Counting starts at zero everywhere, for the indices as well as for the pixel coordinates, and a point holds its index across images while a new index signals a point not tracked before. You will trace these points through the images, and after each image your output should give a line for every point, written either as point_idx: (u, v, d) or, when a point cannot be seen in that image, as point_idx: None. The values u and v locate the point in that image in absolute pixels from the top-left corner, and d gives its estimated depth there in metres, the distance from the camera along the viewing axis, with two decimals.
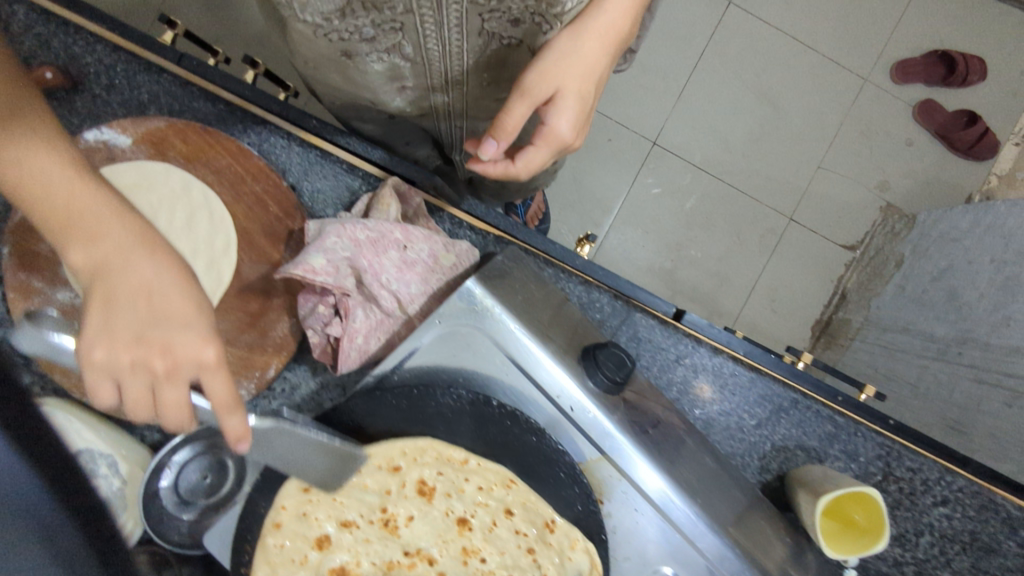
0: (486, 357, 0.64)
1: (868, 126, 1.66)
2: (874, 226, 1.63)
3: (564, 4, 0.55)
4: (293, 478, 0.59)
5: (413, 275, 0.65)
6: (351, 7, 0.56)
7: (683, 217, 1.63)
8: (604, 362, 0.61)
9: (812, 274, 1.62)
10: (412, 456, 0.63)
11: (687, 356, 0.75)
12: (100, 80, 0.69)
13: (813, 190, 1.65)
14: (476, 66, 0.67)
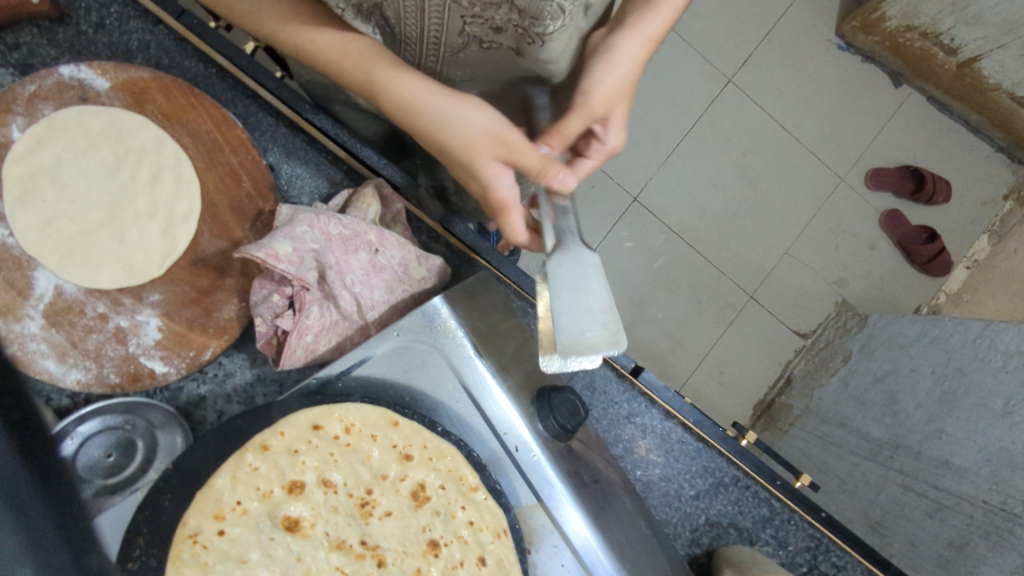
0: (438, 380, 0.61)
1: (837, 224, 1.73)
2: (827, 319, 1.68)
3: (545, 25, 0.57)
4: (311, 412, 0.53)
5: (379, 281, 0.63)
6: None
7: (650, 275, 1.65)
8: (559, 408, 0.60)
9: (763, 354, 1.66)
10: (429, 455, 0.55)
11: (637, 415, 0.74)
12: (89, 17, 0.66)
13: (776, 274, 1.69)
14: (453, 66, 0.67)
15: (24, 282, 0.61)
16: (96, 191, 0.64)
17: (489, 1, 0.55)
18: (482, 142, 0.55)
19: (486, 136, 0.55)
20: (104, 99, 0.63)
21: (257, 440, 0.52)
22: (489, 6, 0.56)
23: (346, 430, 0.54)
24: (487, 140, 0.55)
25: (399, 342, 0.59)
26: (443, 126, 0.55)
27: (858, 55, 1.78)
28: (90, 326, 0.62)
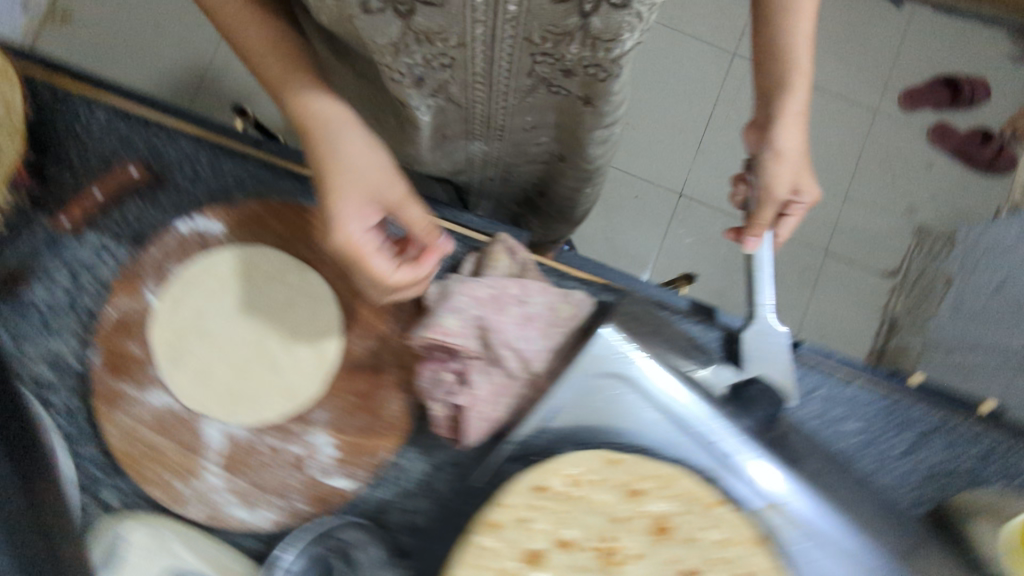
0: (630, 409, 0.56)
1: (887, 156, 1.68)
2: (911, 251, 1.62)
3: (618, 46, 0.61)
4: (526, 474, 0.52)
5: (535, 330, 0.62)
6: (406, 41, 0.63)
7: (720, 262, 1.61)
8: (757, 399, 0.60)
9: (858, 305, 1.60)
10: (659, 482, 0.51)
11: (817, 388, 0.70)
12: (183, 173, 0.69)
13: (844, 223, 1.65)
14: (520, 107, 0.75)
15: (197, 439, 0.62)
16: (233, 329, 0.63)
17: (563, 30, 0.59)
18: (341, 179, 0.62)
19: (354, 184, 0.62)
20: (224, 241, 0.66)
21: (483, 520, 0.50)
22: (558, 40, 0.60)
23: (570, 482, 0.52)
24: (368, 189, 0.63)
25: (588, 379, 0.57)
26: (342, 171, 0.62)
27: None
28: (268, 460, 0.62)
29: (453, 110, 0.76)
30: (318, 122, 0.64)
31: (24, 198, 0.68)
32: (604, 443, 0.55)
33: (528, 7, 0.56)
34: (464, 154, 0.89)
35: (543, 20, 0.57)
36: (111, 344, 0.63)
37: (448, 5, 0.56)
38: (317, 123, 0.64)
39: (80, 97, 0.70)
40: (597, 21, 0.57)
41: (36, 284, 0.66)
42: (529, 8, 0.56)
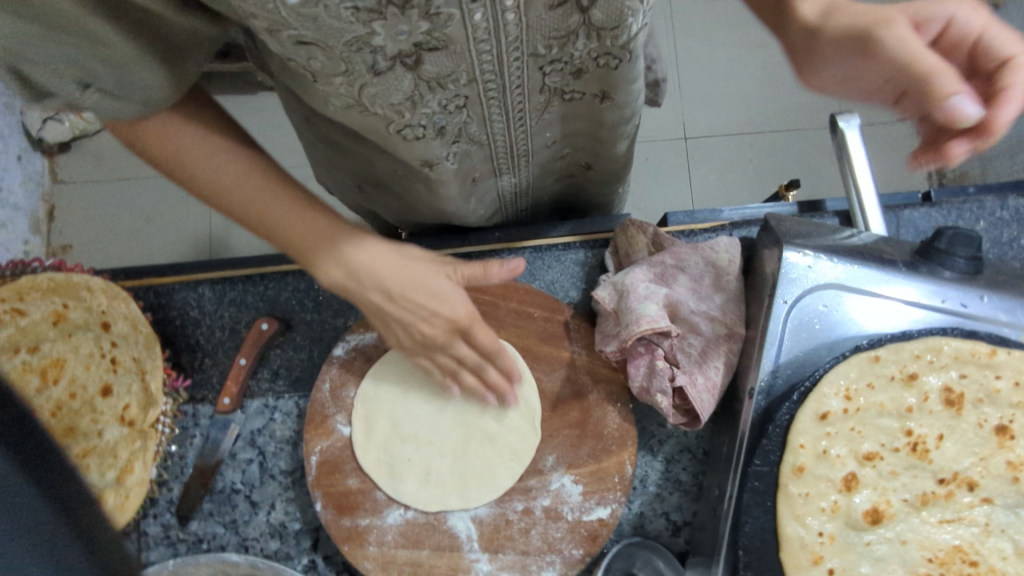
0: (848, 308, 0.55)
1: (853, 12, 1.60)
2: None
3: (633, 30, 0.44)
4: (809, 405, 0.52)
5: (709, 288, 0.61)
6: (418, 92, 0.46)
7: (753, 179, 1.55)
8: (954, 246, 0.54)
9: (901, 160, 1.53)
10: (929, 358, 0.53)
11: (980, 221, 0.69)
12: (306, 305, 0.71)
13: None
14: (541, 125, 0.57)
15: (449, 536, 0.60)
16: (442, 418, 0.66)
17: (564, 32, 0.43)
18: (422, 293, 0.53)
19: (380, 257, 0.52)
20: (380, 344, 0.67)
21: (791, 468, 0.51)
22: (565, 41, 0.44)
23: (845, 398, 0.53)
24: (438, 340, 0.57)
25: (792, 308, 0.55)
26: (351, 264, 0.50)
27: None
28: (524, 525, 0.60)
29: (469, 159, 0.59)
30: (307, 239, 0.49)
31: (183, 395, 0.69)
32: (852, 349, 0.54)
33: (527, 20, 0.41)
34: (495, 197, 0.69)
35: (545, 28, 0.42)
36: (326, 487, 0.62)
37: (455, 43, 0.41)
38: (297, 248, 0.50)
39: (181, 284, 0.72)
40: (597, 13, 0.42)
41: (227, 468, 0.68)
42: (529, 22, 0.41)
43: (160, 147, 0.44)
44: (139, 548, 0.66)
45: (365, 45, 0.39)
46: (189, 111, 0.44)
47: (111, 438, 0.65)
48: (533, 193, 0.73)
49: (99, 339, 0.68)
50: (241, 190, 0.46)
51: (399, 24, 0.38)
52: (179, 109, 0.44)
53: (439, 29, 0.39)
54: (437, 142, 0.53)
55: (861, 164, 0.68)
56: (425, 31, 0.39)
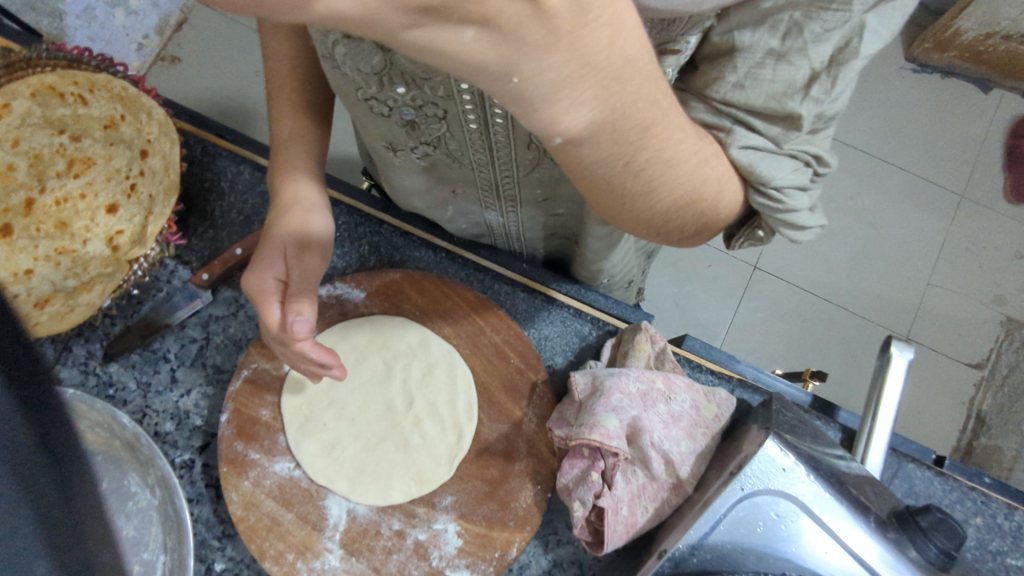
0: (797, 531, 0.52)
1: (973, 241, 1.53)
2: (999, 342, 1.49)
3: None
4: None
5: (681, 431, 0.58)
6: (389, 77, 0.45)
7: (794, 338, 1.49)
8: (933, 530, 0.51)
9: (940, 398, 1.47)
10: None
11: (977, 516, 0.64)
12: None
13: (926, 307, 1.51)
14: (528, 178, 0.55)
15: (318, 514, 0.59)
16: (373, 407, 0.66)
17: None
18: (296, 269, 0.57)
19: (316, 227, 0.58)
20: (362, 307, 0.66)
21: None
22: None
23: None
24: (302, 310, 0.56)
25: (745, 497, 0.52)
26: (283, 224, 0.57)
27: (936, 74, 1.60)
28: (389, 545, 0.58)
29: (448, 171, 0.59)
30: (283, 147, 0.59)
31: (171, 250, 0.69)
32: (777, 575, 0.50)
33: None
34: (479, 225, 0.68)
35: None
36: (240, 406, 0.61)
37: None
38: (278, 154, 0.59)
39: (228, 153, 0.72)
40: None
41: (170, 335, 0.68)
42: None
43: (270, 54, 0.55)
44: (55, 360, 0.66)
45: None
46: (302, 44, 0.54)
47: (91, 252, 0.67)
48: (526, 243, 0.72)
49: (131, 160, 0.69)
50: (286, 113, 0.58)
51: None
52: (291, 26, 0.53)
53: None
54: (406, 132, 0.53)
55: (891, 395, 0.64)
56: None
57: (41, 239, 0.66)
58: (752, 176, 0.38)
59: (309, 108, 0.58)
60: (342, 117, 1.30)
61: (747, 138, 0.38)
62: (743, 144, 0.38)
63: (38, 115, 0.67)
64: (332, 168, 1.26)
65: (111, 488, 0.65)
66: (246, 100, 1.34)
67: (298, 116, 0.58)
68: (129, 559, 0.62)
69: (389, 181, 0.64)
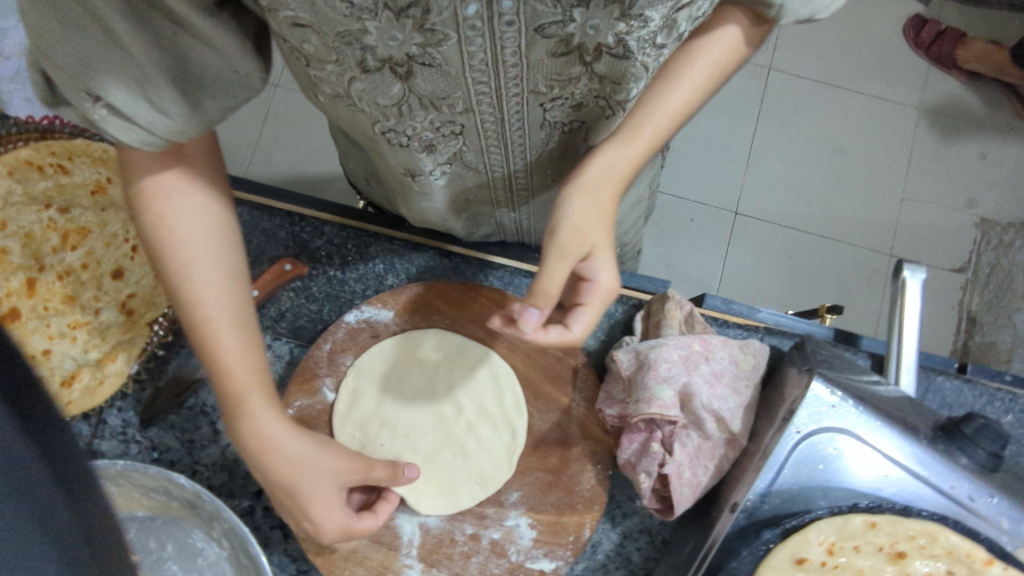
0: (852, 463, 0.54)
1: (937, 151, 1.58)
2: (978, 243, 1.54)
3: (631, 89, 0.46)
4: (787, 543, 0.52)
5: (725, 387, 0.60)
6: (409, 103, 0.45)
7: (785, 275, 1.53)
8: (980, 436, 0.53)
9: (932, 307, 1.52)
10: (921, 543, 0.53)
11: (1008, 413, 0.68)
12: (333, 260, 0.68)
13: (905, 221, 1.55)
14: (539, 157, 0.58)
15: (391, 534, 0.60)
16: (427, 421, 0.67)
17: (563, 77, 0.45)
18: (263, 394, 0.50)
19: (257, 356, 0.50)
20: (393, 327, 0.66)
21: None
22: (566, 82, 0.46)
23: (826, 550, 0.53)
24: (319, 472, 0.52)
25: (801, 438, 0.54)
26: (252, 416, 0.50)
27: None
28: (467, 550, 0.59)
29: (462, 179, 0.60)
30: (173, 256, 0.47)
31: None
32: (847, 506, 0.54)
33: (528, 62, 0.42)
34: (490, 223, 0.72)
35: (545, 69, 0.43)
36: None
37: (448, 63, 0.41)
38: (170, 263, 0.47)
39: None
40: (599, 68, 0.44)
41: (203, 388, 0.67)
42: (529, 63, 0.42)
43: (173, 255, 0.47)
44: (92, 435, 0.66)
45: (356, 42, 0.38)
46: (205, 161, 0.47)
47: (107, 320, 0.64)
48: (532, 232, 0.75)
49: (128, 223, 0.67)
50: (186, 221, 0.46)
51: (393, 31, 0.37)
52: (189, 168, 0.46)
53: (434, 46, 0.39)
54: (423, 157, 0.53)
55: (911, 315, 0.67)
56: (419, 44, 0.39)
57: (51, 317, 0.63)
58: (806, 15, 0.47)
59: (185, 194, 0.46)
60: None
61: (794, 3, 0.46)
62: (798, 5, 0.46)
63: (20, 193, 0.64)
64: None
65: (177, 549, 0.65)
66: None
67: (185, 191, 0.46)
68: None
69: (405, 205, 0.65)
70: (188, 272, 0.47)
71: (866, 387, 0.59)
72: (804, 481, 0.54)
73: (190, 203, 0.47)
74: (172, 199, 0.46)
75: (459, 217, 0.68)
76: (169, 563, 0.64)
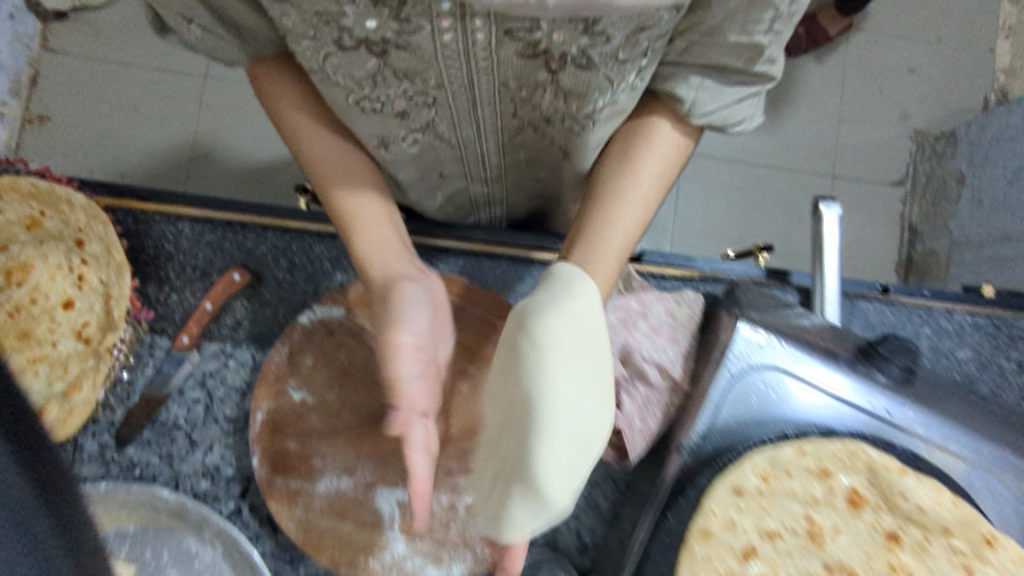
0: (783, 395, 0.59)
1: (869, 69, 1.62)
2: (914, 156, 1.61)
3: (595, 101, 0.53)
4: (723, 477, 0.55)
5: (664, 338, 0.65)
6: (384, 78, 0.51)
7: (737, 208, 1.58)
8: (894, 354, 0.60)
9: (878, 222, 1.59)
10: (844, 461, 0.55)
11: (925, 327, 0.74)
12: (280, 264, 0.71)
13: (844, 142, 1.61)
14: (512, 146, 0.64)
15: (373, 514, 0.65)
16: None
17: (531, 81, 0.51)
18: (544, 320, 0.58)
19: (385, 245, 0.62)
20: (344, 323, 0.68)
21: (696, 529, 0.53)
22: (535, 86, 0.52)
23: (761, 479, 0.55)
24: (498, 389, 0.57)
25: (736, 379, 0.59)
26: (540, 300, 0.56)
27: None
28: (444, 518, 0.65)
29: (438, 158, 0.66)
30: (311, 166, 0.61)
31: (143, 327, 0.70)
32: (781, 436, 0.57)
33: (497, 57, 0.48)
34: (464, 198, 0.78)
35: (516, 70, 0.50)
36: (267, 445, 0.65)
37: (420, 48, 0.47)
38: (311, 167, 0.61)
39: (160, 216, 0.71)
40: (565, 76, 0.50)
41: (173, 403, 0.70)
42: (499, 58, 0.48)
43: (307, 157, 0.61)
44: (72, 462, 0.68)
45: (335, 22, 0.46)
46: (305, 89, 0.59)
47: (63, 351, 0.63)
48: (507, 204, 0.82)
49: (69, 252, 0.65)
50: (314, 147, 0.60)
51: (369, 15, 0.44)
52: (292, 94, 0.59)
53: (407, 33, 0.46)
54: (397, 123, 0.57)
55: (830, 247, 0.71)
56: (394, 30, 0.46)
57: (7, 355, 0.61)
58: (716, 121, 0.56)
59: (310, 108, 0.60)
60: (243, 130, 1.25)
61: (704, 103, 0.54)
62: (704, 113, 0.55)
63: None
64: (252, 185, 1.23)
65: (172, 555, 0.67)
66: (134, 137, 1.23)
67: (304, 109, 0.60)
68: None
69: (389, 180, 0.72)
70: (319, 174, 0.61)
71: (788, 321, 0.64)
72: (744, 414, 0.59)
73: (312, 122, 0.60)
74: (299, 124, 0.60)
75: (433, 190, 0.74)
76: (167, 568, 0.67)
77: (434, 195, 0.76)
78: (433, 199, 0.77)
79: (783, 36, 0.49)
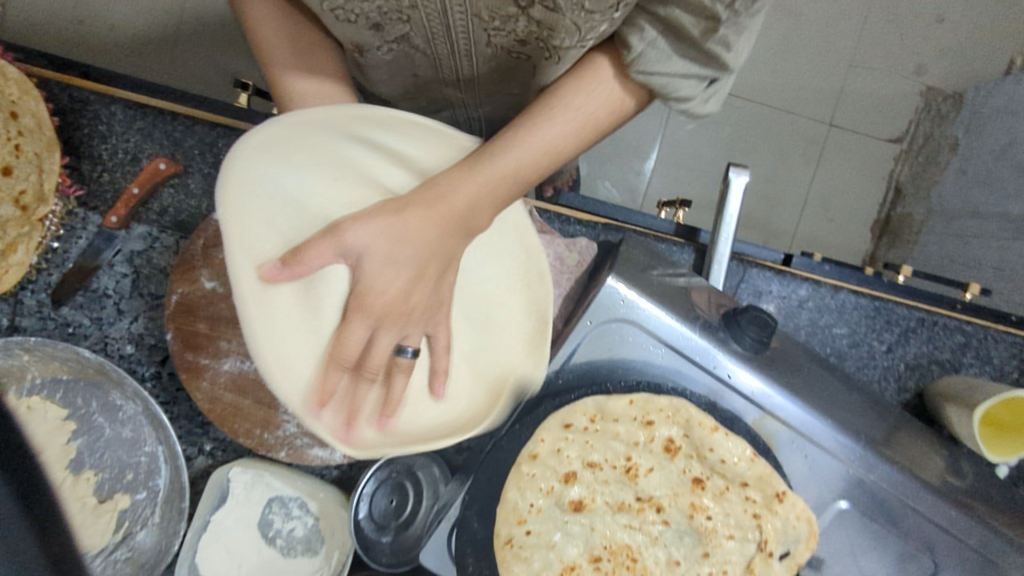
0: (640, 346, 0.65)
1: (893, 8, 1.32)
2: (918, 114, 1.34)
3: (562, 40, 0.54)
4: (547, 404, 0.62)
5: (546, 280, 0.71)
6: None
7: (720, 149, 1.36)
8: (750, 325, 0.64)
9: (863, 178, 1.36)
10: (667, 413, 0.64)
11: (811, 302, 0.79)
12: (208, 159, 0.76)
13: (847, 91, 1.35)
14: (482, 65, 0.65)
15: (269, 396, 0.73)
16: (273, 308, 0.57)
17: (503, 14, 0.54)
18: (436, 214, 0.54)
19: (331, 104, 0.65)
20: None
21: (526, 452, 0.63)
22: (507, 18, 0.54)
23: (590, 419, 0.65)
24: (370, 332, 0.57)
25: (593, 328, 0.65)
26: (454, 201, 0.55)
27: None
28: None
29: (410, 61, 0.66)
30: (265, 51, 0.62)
31: (73, 202, 0.76)
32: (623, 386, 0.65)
33: None
34: (431, 97, 0.77)
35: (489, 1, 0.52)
36: (180, 324, 0.72)
37: None
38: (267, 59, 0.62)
39: (98, 96, 0.75)
40: (535, 13, 0.52)
41: (103, 274, 0.76)
42: None
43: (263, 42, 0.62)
44: (13, 313, 0.76)
45: None
46: None
47: (4, 215, 0.69)
48: (483, 115, 0.83)
49: (5, 122, 0.68)
50: (271, 36, 0.62)
51: None
52: None
53: None
54: (372, 34, 0.60)
55: (729, 213, 0.74)
56: None
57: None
58: (656, 85, 0.54)
59: (278, 17, 0.61)
60: None
61: (649, 60, 0.52)
62: (644, 72, 0.53)
63: None
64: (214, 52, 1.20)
65: (100, 405, 0.79)
66: (107, 16, 1.11)
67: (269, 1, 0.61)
68: (137, 453, 0.79)
69: (364, 74, 0.73)
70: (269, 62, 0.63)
71: (663, 276, 0.68)
72: (595, 355, 0.66)
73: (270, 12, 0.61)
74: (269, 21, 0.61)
75: (407, 87, 0.74)
76: (95, 415, 0.79)
77: (409, 90, 0.75)
78: (399, 96, 0.77)
79: (742, 21, 0.48)
